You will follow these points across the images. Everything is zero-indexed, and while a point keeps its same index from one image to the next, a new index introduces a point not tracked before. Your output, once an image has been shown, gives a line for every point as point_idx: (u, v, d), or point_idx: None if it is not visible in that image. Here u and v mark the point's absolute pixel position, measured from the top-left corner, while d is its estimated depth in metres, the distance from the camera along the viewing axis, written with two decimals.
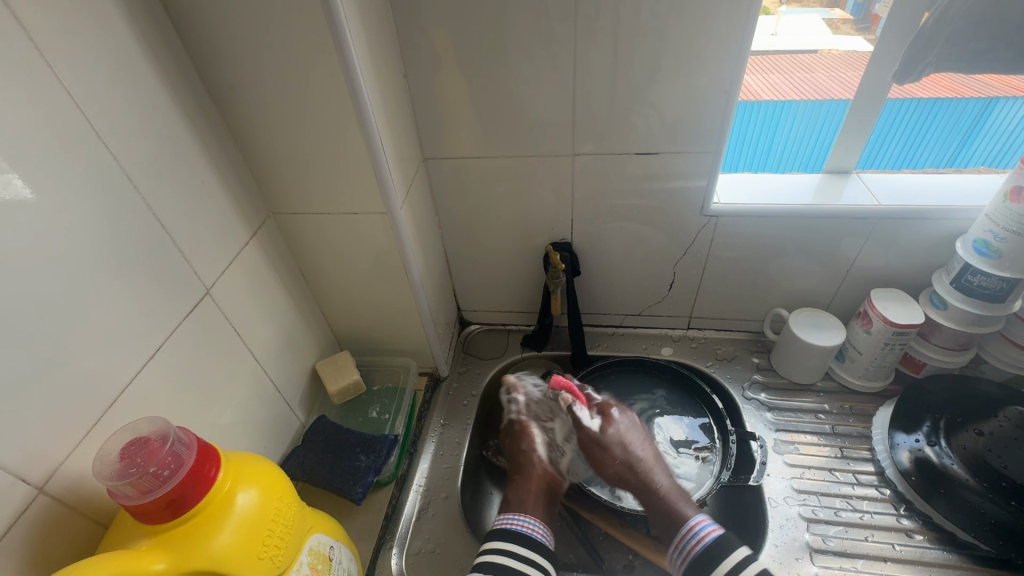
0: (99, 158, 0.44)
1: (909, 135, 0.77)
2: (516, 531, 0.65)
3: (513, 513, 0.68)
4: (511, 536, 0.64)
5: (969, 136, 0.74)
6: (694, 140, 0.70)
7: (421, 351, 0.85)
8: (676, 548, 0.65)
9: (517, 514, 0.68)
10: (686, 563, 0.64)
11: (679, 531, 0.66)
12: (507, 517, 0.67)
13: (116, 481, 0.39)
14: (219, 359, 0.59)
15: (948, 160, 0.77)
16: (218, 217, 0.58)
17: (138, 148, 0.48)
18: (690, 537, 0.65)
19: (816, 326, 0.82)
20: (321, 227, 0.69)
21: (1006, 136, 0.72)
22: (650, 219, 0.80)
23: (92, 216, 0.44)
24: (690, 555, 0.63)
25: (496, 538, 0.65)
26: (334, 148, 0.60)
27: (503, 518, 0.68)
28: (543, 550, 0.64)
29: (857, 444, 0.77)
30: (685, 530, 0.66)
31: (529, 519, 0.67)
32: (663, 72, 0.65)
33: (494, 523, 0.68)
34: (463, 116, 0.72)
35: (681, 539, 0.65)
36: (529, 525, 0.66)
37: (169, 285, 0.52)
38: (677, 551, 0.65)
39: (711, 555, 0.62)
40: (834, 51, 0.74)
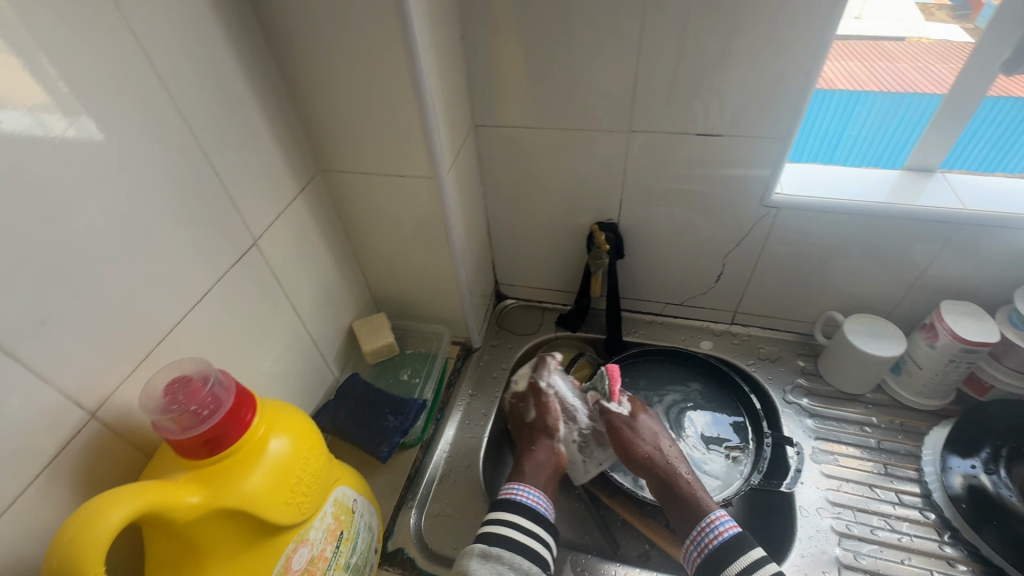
0: (161, 102, 0.45)
1: (1012, 131, 0.67)
2: (523, 504, 0.65)
3: (516, 482, 0.69)
4: (518, 507, 0.65)
5: None
6: (762, 123, 0.66)
7: (456, 320, 0.86)
8: (693, 541, 0.64)
9: (522, 484, 0.68)
10: (701, 557, 0.62)
11: (698, 526, 0.64)
12: (511, 488, 0.67)
13: (160, 415, 0.41)
14: (263, 309, 0.61)
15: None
16: (268, 169, 0.59)
17: (197, 93, 0.48)
18: (709, 531, 0.63)
19: (874, 335, 0.76)
20: (368, 188, 0.69)
21: None
22: (703, 204, 0.76)
23: (152, 159, 0.45)
24: (705, 549, 0.62)
25: (503, 508, 0.65)
26: (385, 107, 0.59)
27: (510, 486, 0.68)
28: (544, 523, 0.65)
29: (904, 462, 0.73)
30: (702, 524, 0.64)
31: (530, 489, 0.68)
32: (737, 45, 0.60)
33: (501, 491, 0.68)
34: (519, 83, 0.69)
35: (698, 533, 0.64)
36: (535, 498, 0.67)
37: (221, 233, 0.53)
38: (693, 546, 0.64)
39: (726, 551, 0.61)
40: (924, 39, 0.67)
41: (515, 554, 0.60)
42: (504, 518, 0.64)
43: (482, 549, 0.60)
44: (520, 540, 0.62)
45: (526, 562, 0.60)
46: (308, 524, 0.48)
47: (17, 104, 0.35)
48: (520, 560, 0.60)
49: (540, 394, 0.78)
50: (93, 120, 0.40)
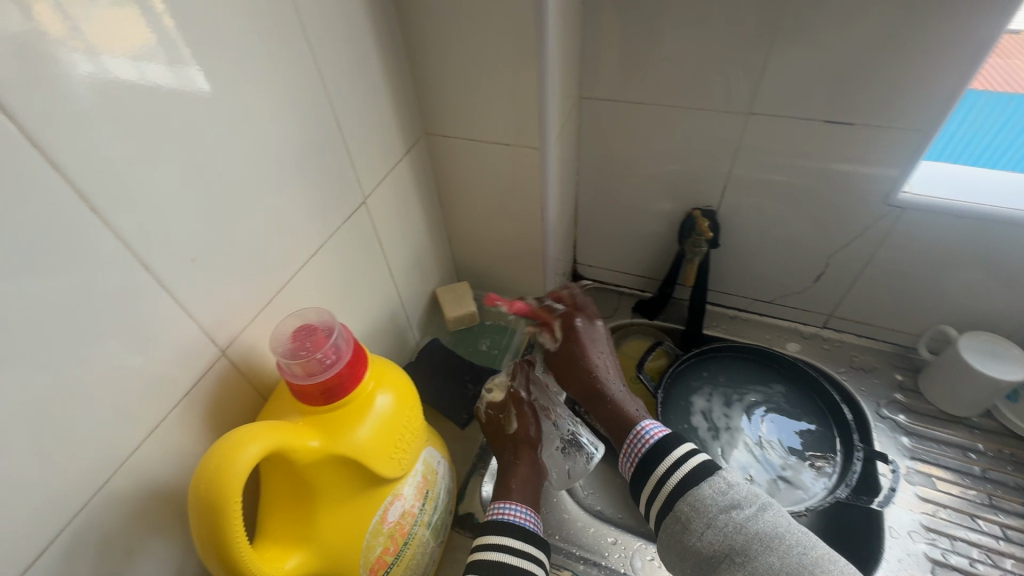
0: (299, 53, 0.46)
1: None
2: (512, 521, 0.57)
3: (501, 499, 0.60)
4: (507, 528, 0.56)
5: None
6: (901, 115, 0.60)
7: (535, 296, 0.85)
8: (626, 451, 0.60)
9: (508, 500, 0.60)
10: (634, 464, 0.58)
11: (629, 434, 0.60)
12: (498, 506, 0.59)
13: (287, 359, 0.42)
14: (364, 266, 0.62)
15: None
16: (382, 130, 0.59)
17: (329, 47, 0.49)
18: (639, 438, 0.59)
19: (994, 356, 0.70)
20: (469, 155, 0.68)
21: None
22: (817, 198, 0.71)
23: (287, 109, 0.46)
24: (641, 453, 0.58)
25: (489, 531, 0.56)
26: (502, 70, 0.57)
27: (497, 504, 0.60)
28: (536, 538, 0.57)
29: (1011, 495, 0.67)
30: (633, 432, 0.60)
31: (517, 505, 0.59)
32: (888, 25, 0.54)
33: (488, 509, 0.59)
34: (635, 54, 0.66)
35: (629, 442, 0.60)
36: (522, 513, 0.58)
37: (336, 189, 0.54)
38: (626, 454, 0.60)
39: (657, 454, 0.56)
40: None
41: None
42: (491, 543, 0.55)
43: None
44: (512, 562, 0.53)
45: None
46: (403, 480, 0.50)
47: (118, 53, 0.32)
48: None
49: (520, 403, 0.68)
50: (197, 70, 0.37)
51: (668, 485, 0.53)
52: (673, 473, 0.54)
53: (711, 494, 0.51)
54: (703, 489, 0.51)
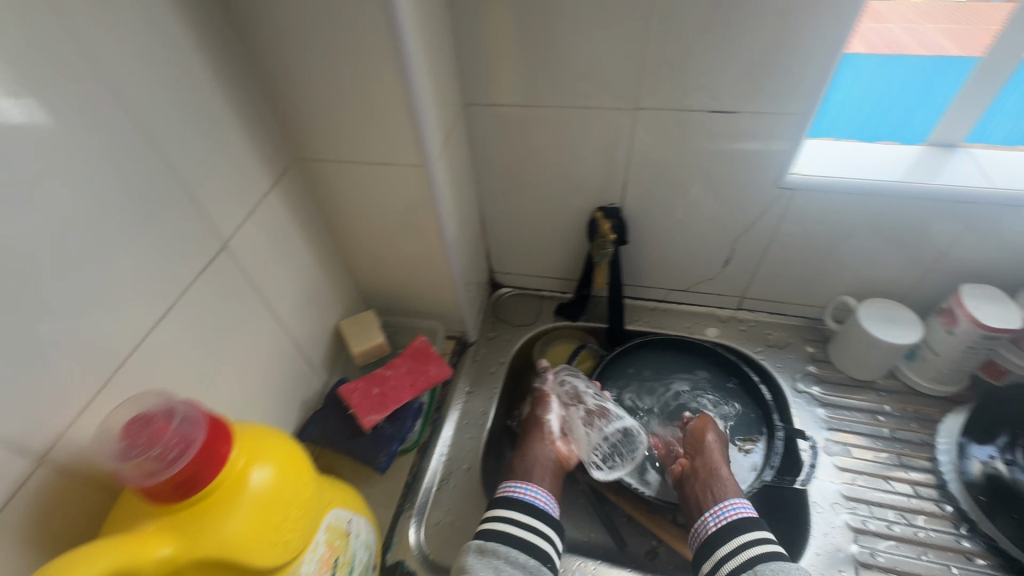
0: (99, 91, 0.38)
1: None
2: (520, 500, 0.64)
3: (515, 479, 0.67)
4: (515, 505, 0.64)
5: None
6: (781, 99, 0.60)
7: (450, 315, 0.81)
8: (711, 513, 0.62)
9: (521, 481, 0.67)
10: (716, 525, 0.61)
11: (716, 503, 0.63)
12: (511, 484, 0.66)
13: (120, 462, 0.36)
14: (237, 317, 0.55)
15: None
16: (236, 162, 0.52)
17: (146, 79, 0.42)
18: (726, 509, 0.62)
19: (890, 321, 0.73)
20: (349, 178, 0.62)
21: None
22: (714, 187, 0.71)
23: (93, 159, 0.38)
24: (726, 521, 0.61)
25: (499, 505, 0.64)
26: (366, 86, 0.52)
27: (508, 483, 0.67)
28: (546, 518, 0.64)
29: (917, 452, 0.71)
30: (722, 502, 0.63)
31: (534, 488, 0.66)
32: (756, 14, 0.54)
33: (499, 488, 0.67)
34: (515, 55, 0.62)
35: (718, 507, 0.63)
36: (535, 494, 0.65)
37: (183, 239, 0.47)
38: (709, 517, 0.62)
39: (736, 526, 0.60)
40: None
41: (511, 547, 0.60)
42: (499, 513, 0.63)
43: (477, 545, 0.60)
44: (516, 535, 0.61)
45: (526, 557, 0.60)
46: (299, 558, 0.44)
47: None
48: (516, 555, 0.59)
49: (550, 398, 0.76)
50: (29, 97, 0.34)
51: (742, 557, 0.57)
52: (753, 547, 0.58)
53: (794, 569, 0.55)
54: (787, 564, 0.56)
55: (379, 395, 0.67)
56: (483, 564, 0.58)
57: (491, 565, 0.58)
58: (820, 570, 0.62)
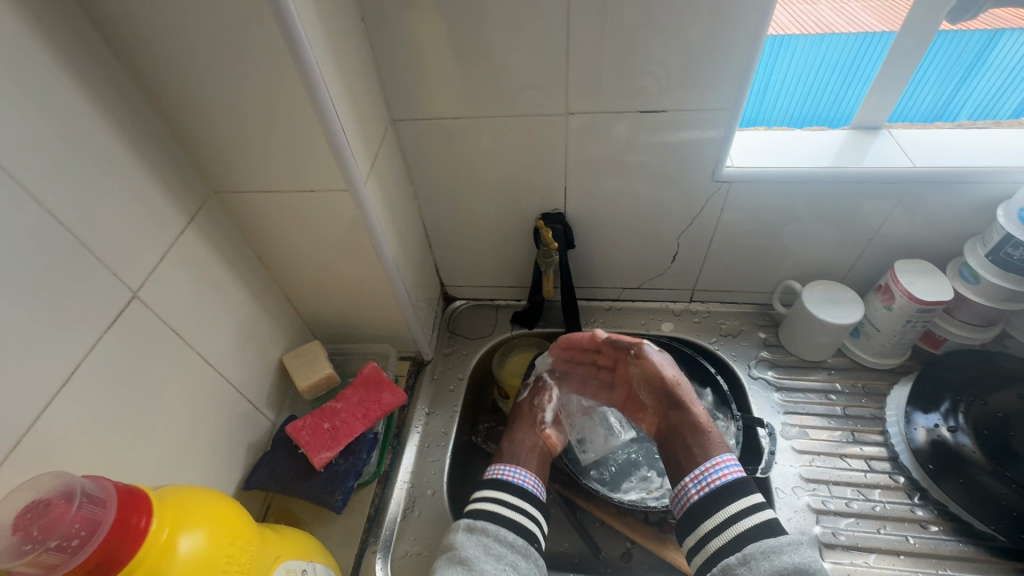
0: None
1: (954, 72, 0.66)
2: (507, 480, 0.65)
3: (504, 462, 0.68)
4: (503, 486, 0.64)
5: (972, 71, 0.65)
6: (707, 96, 0.60)
7: (401, 336, 0.78)
8: (693, 479, 0.63)
9: (508, 464, 0.67)
10: (699, 494, 0.62)
11: (700, 465, 0.64)
12: (499, 468, 0.67)
13: (11, 560, 0.31)
14: (159, 369, 0.51)
15: (977, 113, 0.70)
16: (140, 205, 0.48)
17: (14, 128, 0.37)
18: (710, 472, 0.63)
19: (833, 302, 0.74)
20: (274, 209, 0.59)
21: (1009, 71, 0.64)
22: (653, 185, 0.70)
23: None
24: (708, 487, 0.61)
25: (488, 486, 0.65)
26: (276, 114, 0.49)
27: (496, 466, 0.68)
28: (534, 500, 0.64)
29: (869, 427, 0.72)
30: (707, 463, 0.64)
31: (521, 470, 0.66)
32: (672, 15, 0.54)
33: (488, 472, 0.67)
34: (437, 68, 0.61)
35: (700, 471, 0.63)
36: (522, 476, 0.66)
37: (81, 295, 0.43)
38: (692, 484, 0.63)
39: (723, 495, 0.60)
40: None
41: (499, 526, 0.60)
42: (487, 494, 0.64)
43: (466, 523, 0.60)
44: (504, 513, 0.61)
45: (515, 537, 0.60)
46: None
47: None
48: (505, 532, 0.59)
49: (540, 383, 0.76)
50: None
51: (729, 533, 0.57)
52: (740, 520, 0.57)
53: (781, 546, 0.54)
54: (774, 541, 0.55)
55: (331, 429, 0.64)
56: (472, 541, 0.58)
57: (480, 542, 0.58)
58: None
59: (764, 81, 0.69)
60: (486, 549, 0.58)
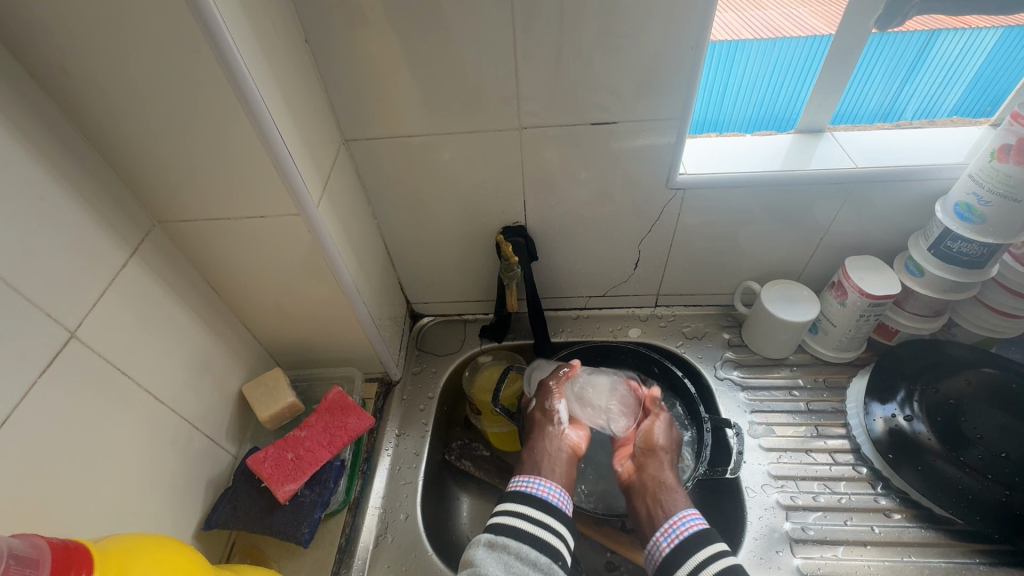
0: None
1: (896, 72, 0.69)
2: (531, 494, 0.64)
3: (529, 474, 0.67)
4: (526, 499, 0.64)
5: (913, 72, 0.68)
6: (655, 107, 0.61)
7: (366, 358, 0.77)
8: (662, 533, 0.62)
9: (534, 475, 0.67)
10: (670, 548, 0.61)
11: (668, 518, 0.63)
12: (523, 480, 0.66)
13: None
14: (105, 411, 0.49)
15: (919, 112, 0.72)
16: (75, 240, 0.46)
17: None
18: (678, 525, 0.62)
19: (790, 301, 0.76)
20: (224, 236, 0.57)
21: (947, 69, 0.67)
22: (610, 195, 0.71)
23: None
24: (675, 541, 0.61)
25: (510, 500, 0.64)
26: (219, 142, 0.48)
27: (520, 478, 0.67)
28: (558, 515, 0.63)
29: (832, 420, 0.74)
30: (673, 517, 0.63)
31: (547, 482, 0.66)
32: (616, 31, 0.55)
33: (512, 482, 0.67)
34: (386, 89, 0.60)
35: (668, 525, 0.62)
36: (548, 489, 0.65)
37: (15, 339, 0.41)
38: (662, 537, 0.62)
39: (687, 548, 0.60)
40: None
41: (520, 543, 0.59)
42: (511, 508, 0.63)
43: (486, 539, 0.60)
44: (527, 529, 0.61)
45: (536, 554, 0.59)
46: None
47: None
48: (526, 551, 0.59)
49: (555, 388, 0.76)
50: None
51: None
52: (708, 565, 0.57)
53: None
54: None
55: (294, 460, 0.62)
56: (493, 558, 0.58)
57: (501, 559, 0.57)
58: (760, 554, 0.64)
59: (716, 88, 0.71)
60: (507, 565, 0.57)
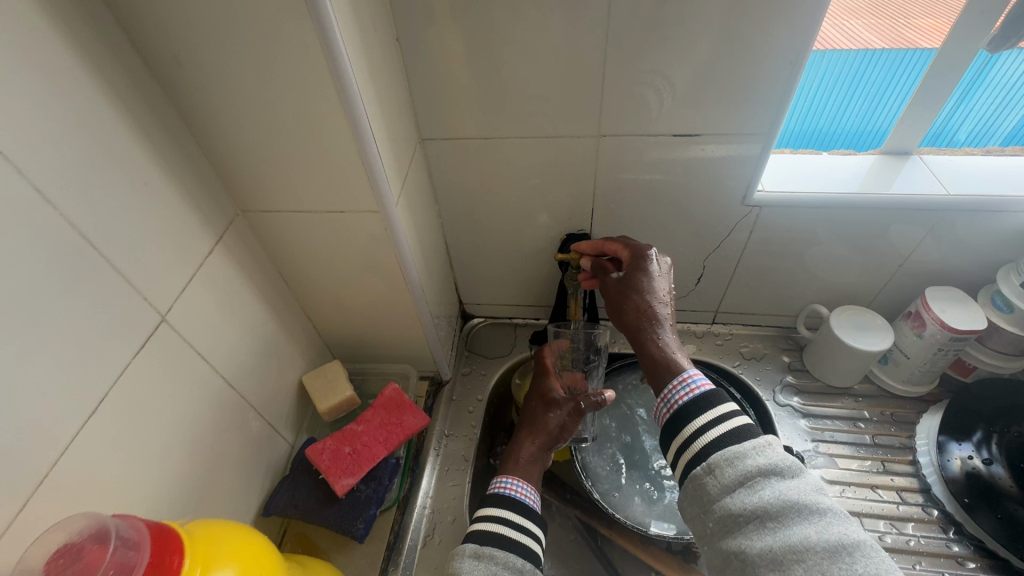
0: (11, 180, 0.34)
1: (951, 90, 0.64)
2: (513, 498, 0.61)
3: (506, 474, 0.64)
4: (508, 503, 0.60)
5: (969, 89, 0.64)
6: (741, 122, 0.60)
7: (421, 356, 0.77)
8: (663, 399, 0.52)
9: (508, 477, 0.64)
10: (669, 414, 0.50)
11: (665, 385, 0.52)
12: (500, 482, 0.63)
13: None
14: (184, 394, 0.50)
15: (971, 135, 0.69)
16: (172, 226, 0.47)
17: (60, 154, 0.37)
18: (676, 390, 0.51)
19: (861, 328, 0.73)
20: (300, 229, 0.58)
21: (1005, 90, 0.63)
22: (681, 208, 0.70)
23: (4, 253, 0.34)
24: (675, 406, 0.50)
25: (491, 505, 0.60)
26: (311, 138, 0.48)
27: (499, 481, 0.63)
28: (534, 517, 0.60)
29: (899, 457, 0.71)
30: (672, 382, 0.52)
31: (518, 481, 0.63)
32: (711, 44, 0.53)
33: (491, 484, 0.63)
34: (467, 92, 0.60)
35: (666, 392, 0.52)
36: (524, 490, 0.62)
37: (115, 320, 0.42)
38: (664, 403, 0.52)
39: (700, 407, 0.48)
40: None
41: (507, 551, 0.55)
42: (489, 513, 0.59)
43: (472, 549, 0.55)
44: (510, 536, 0.57)
45: (522, 560, 0.55)
46: None
47: None
48: (513, 559, 0.54)
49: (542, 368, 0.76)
50: None
51: (695, 446, 0.47)
52: (708, 432, 0.47)
53: (748, 452, 0.44)
54: (738, 447, 0.45)
55: (351, 454, 0.63)
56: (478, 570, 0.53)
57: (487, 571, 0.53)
58: None
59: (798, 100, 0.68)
60: None
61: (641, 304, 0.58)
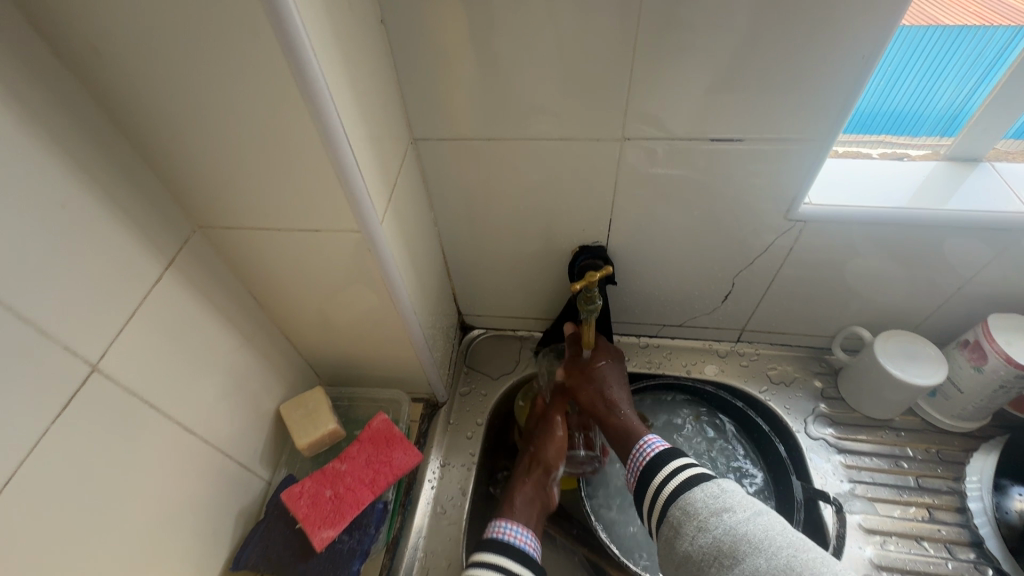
0: None
1: None
2: (507, 543, 0.55)
3: (504, 519, 0.58)
4: (504, 549, 0.55)
5: None
6: (793, 124, 0.50)
7: (414, 378, 0.69)
8: (631, 465, 0.60)
9: (510, 522, 0.58)
10: (636, 481, 0.59)
11: (631, 447, 0.61)
12: (499, 526, 0.57)
13: None
14: (131, 448, 0.42)
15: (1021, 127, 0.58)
16: (107, 255, 0.39)
17: None
18: (645, 447, 0.59)
19: (911, 358, 0.65)
20: (270, 247, 0.50)
21: None
22: (711, 220, 0.61)
23: None
24: (643, 463, 0.58)
25: (486, 548, 0.55)
26: (276, 148, 0.39)
27: (497, 524, 0.58)
28: (533, 566, 0.55)
29: (945, 503, 0.64)
30: (636, 446, 0.61)
31: (518, 527, 0.57)
32: (767, 32, 0.44)
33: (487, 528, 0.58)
34: (468, 84, 0.51)
35: (632, 457, 0.60)
36: (524, 537, 0.57)
37: (30, 377, 0.34)
38: (631, 469, 0.60)
39: (656, 466, 0.57)
40: None
41: None
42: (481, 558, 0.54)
43: None
44: None
45: None
46: None
47: None
48: None
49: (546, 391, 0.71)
50: None
51: (662, 498, 0.54)
52: (670, 482, 0.54)
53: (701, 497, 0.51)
54: (693, 493, 0.52)
55: (332, 499, 0.56)
56: None
57: None
58: None
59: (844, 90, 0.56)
60: None
61: (599, 389, 0.66)
